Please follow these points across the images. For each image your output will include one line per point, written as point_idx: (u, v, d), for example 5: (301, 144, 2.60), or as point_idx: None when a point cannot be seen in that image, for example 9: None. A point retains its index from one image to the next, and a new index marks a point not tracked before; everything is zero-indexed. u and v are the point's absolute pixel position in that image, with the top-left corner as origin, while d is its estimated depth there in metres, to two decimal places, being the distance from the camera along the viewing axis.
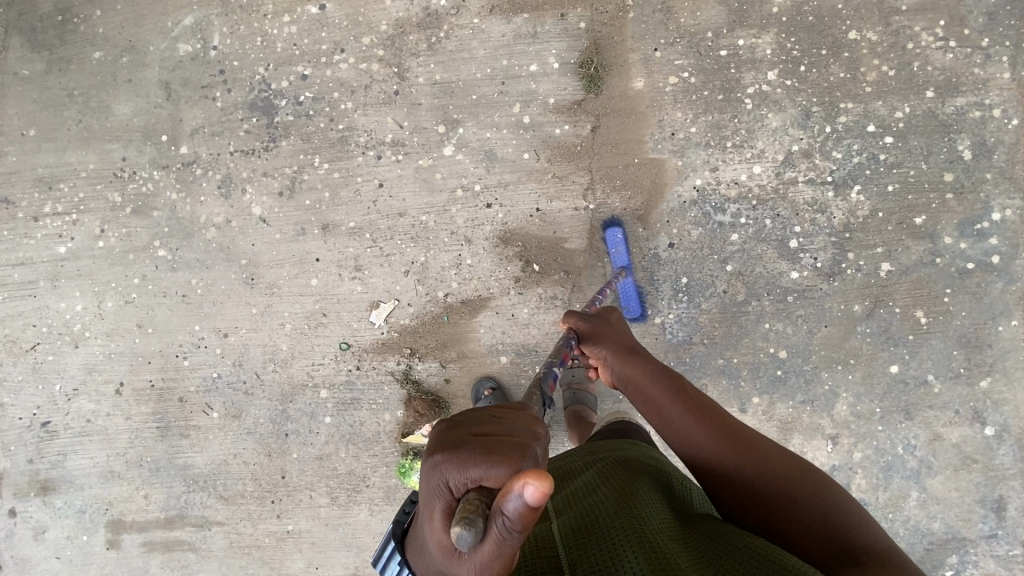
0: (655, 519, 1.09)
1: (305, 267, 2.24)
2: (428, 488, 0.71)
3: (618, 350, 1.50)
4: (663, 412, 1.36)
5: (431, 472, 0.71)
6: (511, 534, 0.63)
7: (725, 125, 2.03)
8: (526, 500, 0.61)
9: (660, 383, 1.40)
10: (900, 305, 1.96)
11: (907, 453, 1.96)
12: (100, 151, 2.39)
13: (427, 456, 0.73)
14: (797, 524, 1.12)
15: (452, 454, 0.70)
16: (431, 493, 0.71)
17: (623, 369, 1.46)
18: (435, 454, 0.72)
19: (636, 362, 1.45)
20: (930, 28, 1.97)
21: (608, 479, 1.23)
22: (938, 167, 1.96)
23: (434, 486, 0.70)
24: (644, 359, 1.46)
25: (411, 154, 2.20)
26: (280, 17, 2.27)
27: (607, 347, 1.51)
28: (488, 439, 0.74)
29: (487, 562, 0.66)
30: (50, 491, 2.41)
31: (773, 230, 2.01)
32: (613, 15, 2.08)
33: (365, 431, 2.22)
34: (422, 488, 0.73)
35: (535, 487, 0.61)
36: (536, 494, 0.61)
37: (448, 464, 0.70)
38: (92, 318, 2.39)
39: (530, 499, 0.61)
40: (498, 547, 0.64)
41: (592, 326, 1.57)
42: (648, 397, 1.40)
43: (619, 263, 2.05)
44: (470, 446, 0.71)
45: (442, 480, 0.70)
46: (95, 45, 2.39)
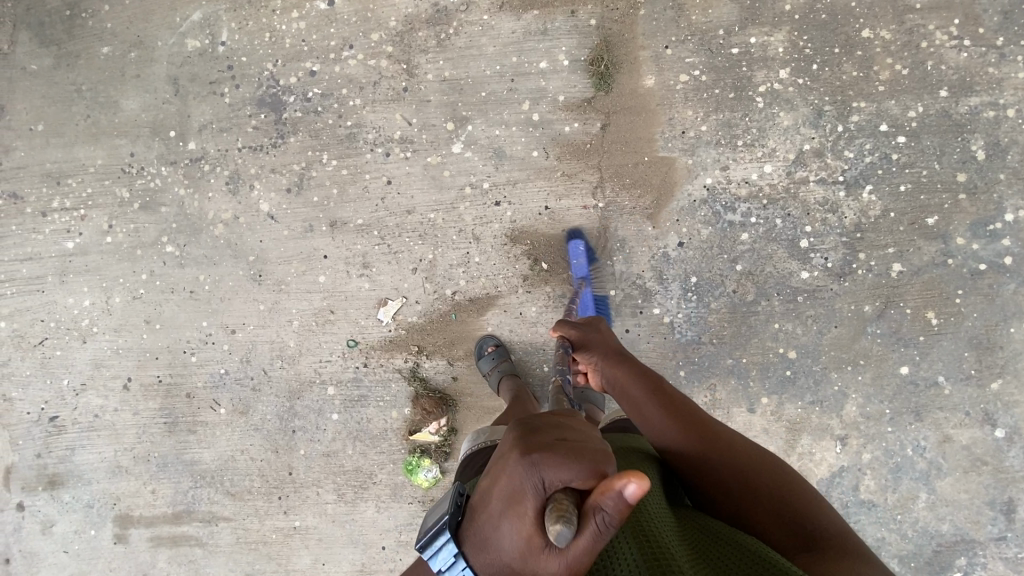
0: (653, 510, 1.08)
1: (312, 264, 2.24)
2: (522, 486, 0.79)
3: (608, 354, 1.53)
4: (645, 413, 1.37)
5: (526, 472, 0.79)
6: (609, 528, 0.70)
7: (736, 124, 2.02)
8: (625, 495, 0.68)
9: (643, 385, 1.42)
10: (911, 306, 1.95)
11: (916, 455, 1.95)
12: (108, 147, 2.38)
13: (521, 458, 0.81)
14: (772, 517, 1.17)
15: (547, 456, 0.78)
16: (524, 490, 0.78)
17: (612, 372, 1.49)
18: (531, 457, 0.80)
19: (622, 365, 1.48)
20: (945, 26, 1.95)
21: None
22: (950, 168, 1.94)
23: (529, 484, 0.78)
24: (630, 361, 1.50)
25: (420, 152, 2.19)
26: (288, 13, 2.26)
27: (598, 351, 1.55)
28: (572, 444, 0.82)
29: (578, 555, 0.73)
30: (58, 485, 2.41)
31: (783, 230, 1.99)
32: (624, 12, 2.07)
33: (372, 429, 2.22)
34: (513, 485, 0.81)
35: (635, 485, 0.69)
36: (636, 491, 0.69)
37: (544, 466, 0.77)
38: (99, 314, 2.39)
39: (629, 496, 0.69)
40: (591, 540, 0.71)
41: (583, 332, 1.61)
42: (631, 397, 1.41)
43: (578, 274, 2.06)
44: (559, 451, 0.79)
45: (537, 480, 0.77)
46: (103, 40, 2.39)
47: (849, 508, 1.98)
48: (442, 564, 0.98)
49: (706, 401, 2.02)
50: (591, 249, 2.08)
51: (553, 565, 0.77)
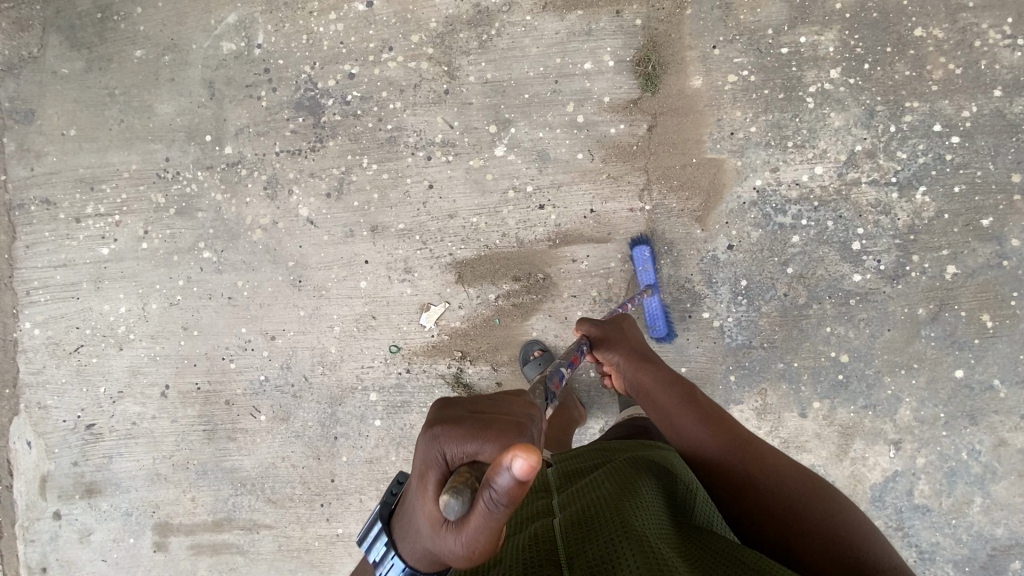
0: (651, 517, 1.06)
1: (354, 269, 2.22)
2: (427, 460, 0.75)
3: (631, 355, 1.57)
4: (674, 419, 1.43)
5: (429, 445, 0.75)
6: (496, 508, 0.62)
7: (786, 125, 1.99)
8: (514, 474, 0.60)
9: (672, 392, 1.47)
10: (966, 309, 1.92)
11: (971, 459, 1.93)
12: (143, 151, 2.36)
13: (428, 430, 0.78)
14: (805, 532, 1.15)
15: (451, 429, 0.75)
16: (426, 464, 0.74)
17: (635, 375, 1.54)
18: (437, 428, 0.76)
19: (649, 369, 1.53)
20: (998, 25, 1.92)
21: (613, 475, 1.22)
22: (1005, 168, 1.91)
23: (432, 456, 0.74)
24: (655, 366, 1.54)
25: (462, 155, 2.16)
26: (326, 14, 2.23)
27: (620, 351, 1.59)
28: (487, 421, 0.76)
29: (475, 539, 0.66)
30: (95, 494, 2.40)
31: (835, 232, 1.97)
32: (670, 12, 2.04)
33: (416, 435, 2.20)
34: (419, 461, 0.77)
35: (525, 461, 0.59)
36: (525, 469, 0.59)
37: (446, 437, 0.74)
38: (136, 320, 2.37)
39: (520, 473, 0.60)
40: (483, 524, 0.65)
41: (605, 330, 1.65)
42: (660, 402, 1.47)
43: (646, 281, 2.02)
44: (467, 423, 0.75)
45: (440, 451, 0.74)
46: (136, 43, 2.36)
47: (903, 513, 1.96)
48: (377, 556, 0.95)
49: (757, 405, 2.01)
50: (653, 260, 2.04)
51: (456, 549, 0.70)
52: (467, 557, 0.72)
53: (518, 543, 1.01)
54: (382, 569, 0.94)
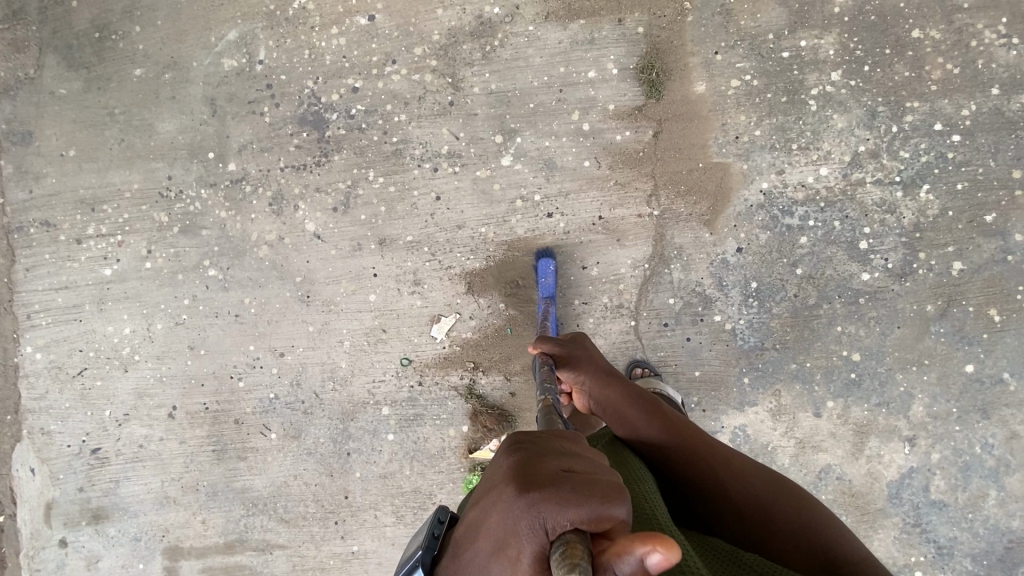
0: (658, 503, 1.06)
1: (362, 282, 2.21)
2: (518, 526, 0.65)
3: (597, 374, 1.41)
4: (641, 433, 1.31)
5: (523, 511, 0.65)
6: None
7: (790, 127, 2.01)
8: (646, 563, 0.57)
9: (637, 406, 1.35)
10: (973, 304, 1.95)
11: (985, 453, 1.94)
12: (145, 171, 2.34)
13: (517, 493, 0.67)
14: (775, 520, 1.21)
15: (550, 494, 0.65)
16: (519, 532, 0.65)
17: (601, 393, 1.38)
18: (531, 492, 0.66)
19: (615, 386, 1.38)
20: (993, 25, 1.96)
21: (617, 455, 1.22)
22: (1005, 165, 1.95)
23: (526, 525, 0.65)
24: (622, 381, 1.41)
25: (468, 166, 2.17)
26: (328, 29, 2.23)
27: (587, 370, 1.41)
28: (583, 480, 0.68)
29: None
30: (102, 519, 2.36)
31: (842, 232, 1.99)
32: (671, 19, 2.06)
33: (429, 448, 2.18)
34: (503, 526, 0.67)
35: (658, 554, 0.57)
36: (659, 562, 0.57)
37: (546, 508, 0.64)
38: (141, 341, 2.34)
39: (650, 564, 0.58)
40: None
41: (568, 349, 1.46)
42: (625, 418, 1.33)
43: (544, 293, 2.04)
44: (567, 486, 0.66)
45: (539, 522, 0.64)
46: (135, 62, 2.34)
47: (920, 509, 1.97)
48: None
49: (771, 407, 2.02)
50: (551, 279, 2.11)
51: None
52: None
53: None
54: None
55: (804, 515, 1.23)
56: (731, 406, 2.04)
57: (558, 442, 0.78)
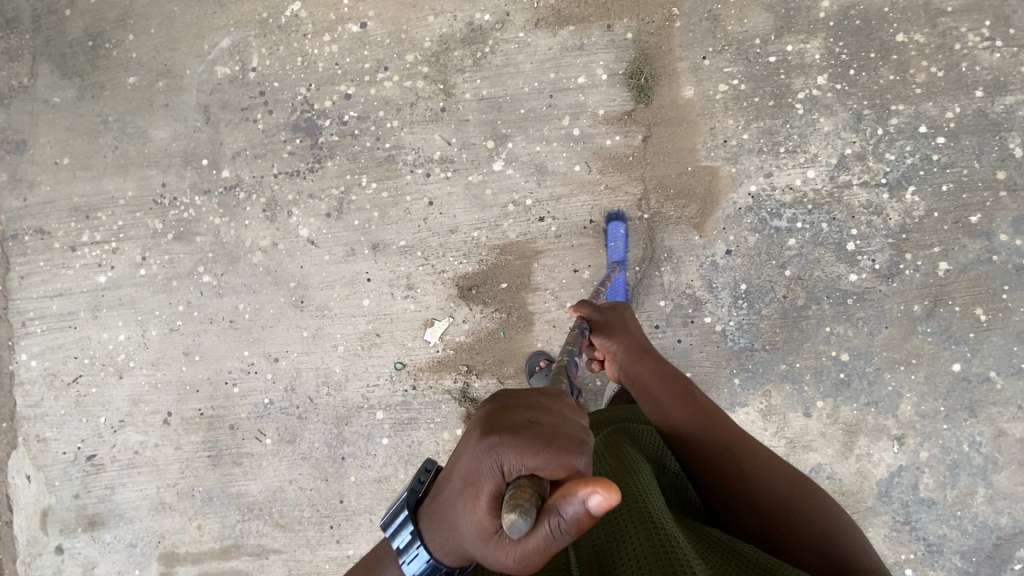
0: (652, 493, 1.09)
1: (356, 287, 2.22)
2: (479, 467, 0.68)
3: (631, 347, 1.51)
4: (668, 413, 1.39)
5: (483, 452, 0.68)
6: (562, 537, 0.58)
7: (778, 131, 2.04)
8: (588, 507, 0.57)
9: (668, 386, 1.44)
10: (960, 304, 1.97)
11: (973, 450, 1.97)
12: (139, 178, 2.35)
13: (481, 436, 0.69)
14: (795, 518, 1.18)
15: (509, 437, 0.66)
16: (480, 473, 0.68)
17: (633, 365, 1.48)
18: (492, 436, 0.68)
19: (648, 362, 1.48)
20: (976, 28, 1.99)
21: (613, 449, 1.24)
22: (990, 166, 1.97)
23: (486, 466, 0.67)
24: (655, 358, 1.49)
25: (461, 171, 2.19)
26: (320, 36, 2.25)
27: (620, 341, 1.52)
28: (549, 431, 0.68)
29: (530, 562, 0.63)
30: (98, 526, 2.36)
31: (830, 234, 2.02)
32: (660, 24, 2.09)
33: (424, 451, 2.19)
34: (469, 467, 0.70)
35: (601, 496, 0.56)
36: (601, 505, 0.56)
37: (503, 449, 0.66)
38: (136, 348, 2.35)
39: (594, 508, 0.57)
40: (544, 547, 0.60)
41: (606, 317, 1.57)
42: (654, 396, 1.43)
43: (614, 258, 2.05)
44: (529, 433, 0.67)
45: (497, 464, 0.66)
46: (129, 70, 2.36)
47: (910, 507, 1.99)
48: (401, 545, 0.85)
49: (761, 407, 2.04)
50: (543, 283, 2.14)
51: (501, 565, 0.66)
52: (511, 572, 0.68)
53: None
54: (406, 559, 0.84)
55: (829, 519, 1.19)
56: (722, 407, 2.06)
57: (538, 397, 0.78)
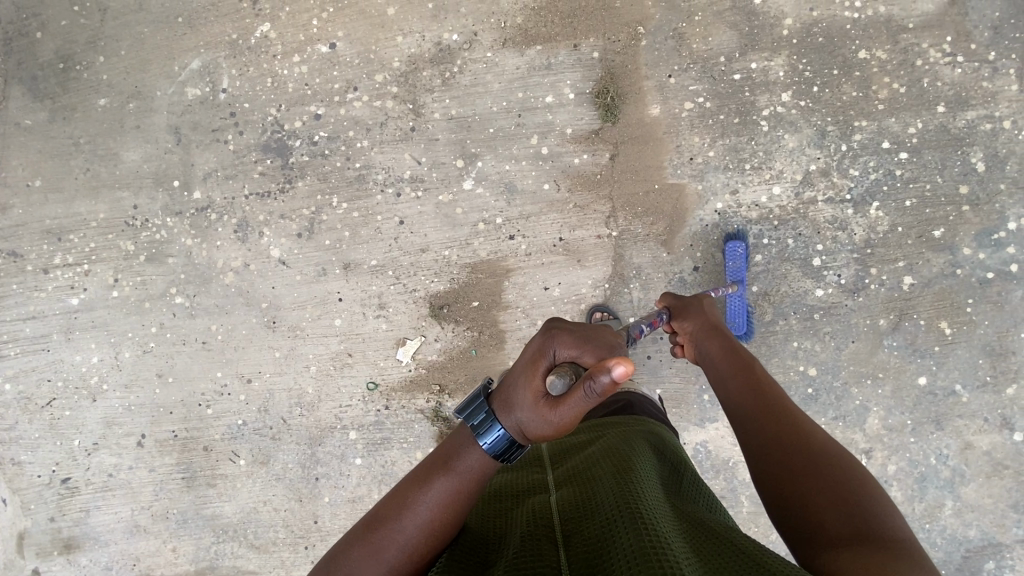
0: (649, 494, 1.07)
1: (327, 307, 2.23)
2: (543, 353, 1.12)
3: (702, 326, 1.63)
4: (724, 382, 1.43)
5: (548, 344, 1.12)
6: (589, 392, 0.96)
7: (743, 148, 2.05)
8: (612, 375, 0.92)
9: (728, 359, 1.49)
10: (925, 318, 1.99)
11: (940, 463, 1.98)
12: (111, 200, 2.35)
13: (546, 335, 1.14)
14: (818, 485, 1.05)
15: (565, 337, 1.12)
16: (541, 356, 1.12)
17: (704, 342, 1.59)
18: (553, 335, 1.13)
19: (716, 338, 1.57)
20: (938, 44, 2.00)
21: (610, 453, 1.24)
22: (953, 180, 1.99)
23: (548, 351, 1.11)
24: (724, 337, 1.56)
25: (431, 190, 2.19)
26: (289, 57, 2.26)
27: (693, 321, 1.66)
28: (590, 340, 1.13)
29: (565, 412, 1.02)
30: (74, 549, 2.35)
31: (796, 250, 2.03)
32: (625, 44, 2.10)
33: (397, 471, 2.20)
34: (532, 354, 1.14)
35: (622, 368, 0.91)
36: (622, 375, 0.90)
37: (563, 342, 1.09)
38: (108, 370, 2.34)
39: (616, 377, 0.92)
40: (576, 400, 1.00)
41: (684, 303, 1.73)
42: (719, 370, 1.47)
43: (735, 276, 2.00)
44: (577, 338, 1.12)
45: (554, 350, 1.11)
46: (99, 92, 2.36)
47: None
48: (476, 423, 1.13)
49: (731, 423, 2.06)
50: (515, 301, 2.15)
51: (544, 421, 1.06)
52: (548, 432, 1.07)
53: (516, 517, 1.10)
54: (479, 432, 1.12)
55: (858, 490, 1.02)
56: (692, 422, 2.08)
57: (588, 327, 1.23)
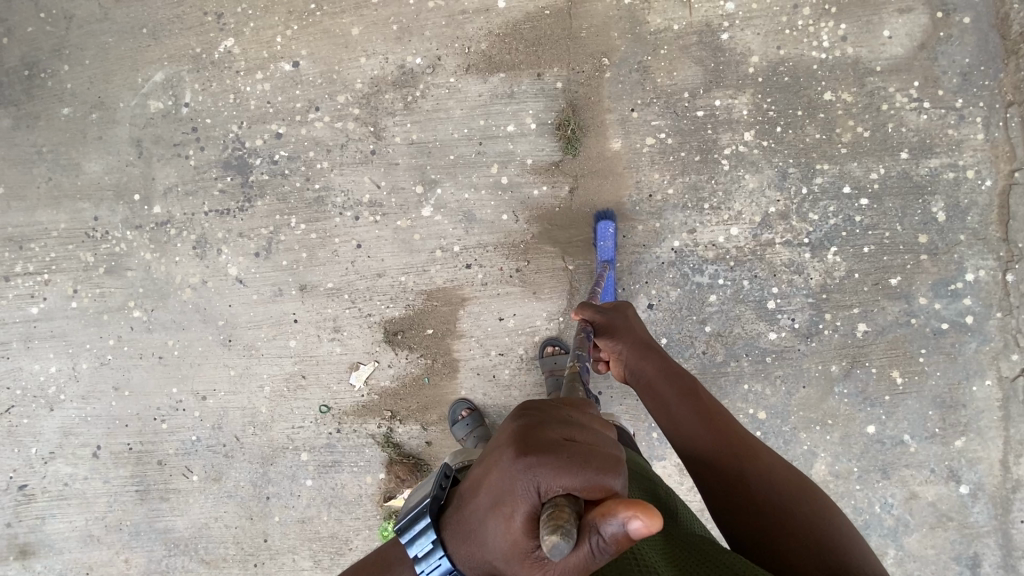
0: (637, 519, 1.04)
1: (283, 328, 2.22)
2: (513, 486, 0.64)
3: (635, 345, 1.40)
4: (667, 405, 1.31)
5: (518, 473, 0.64)
6: (602, 554, 0.58)
7: (702, 186, 2.03)
8: (628, 528, 0.56)
9: (669, 380, 1.34)
10: (877, 366, 1.98)
11: (884, 512, 1.98)
12: (71, 211, 2.33)
13: (515, 455, 0.65)
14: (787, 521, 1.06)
15: (546, 458, 0.63)
16: (513, 492, 0.64)
17: (635, 369, 1.38)
18: (527, 455, 0.64)
19: (653, 358, 1.38)
20: (905, 88, 1.96)
21: None
22: (912, 229, 1.96)
23: (520, 487, 0.63)
24: (661, 358, 1.39)
25: (389, 215, 2.18)
26: (252, 74, 2.23)
27: (625, 340, 1.41)
28: (578, 445, 0.66)
29: (567, 574, 0.62)
30: (28, 555, 2.37)
31: (751, 291, 2.02)
32: (589, 75, 2.07)
33: (347, 494, 2.21)
34: (500, 484, 0.67)
35: (641, 520, 0.56)
36: (641, 529, 0.56)
37: (541, 467, 0.62)
38: (67, 380, 2.35)
39: (633, 529, 0.56)
40: (583, 561, 0.59)
41: (609, 318, 1.46)
42: (659, 395, 1.33)
43: (604, 257, 2.00)
44: (563, 450, 0.64)
45: (531, 484, 0.63)
46: (63, 100, 2.33)
47: None
48: (420, 553, 0.85)
49: (678, 462, 2.09)
50: (471, 330, 2.14)
51: None
52: None
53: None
54: (423, 566, 0.85)
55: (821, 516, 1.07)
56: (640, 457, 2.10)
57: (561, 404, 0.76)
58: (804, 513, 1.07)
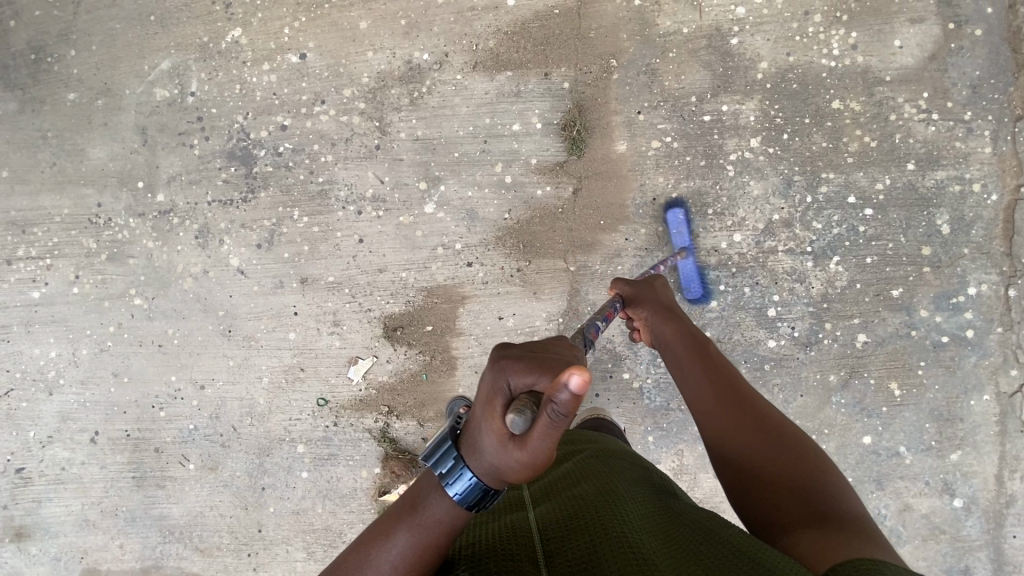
0: (636, 512, 1.07)
1: (283, 320, 2.23)
2: (492, 387, 0.82)
3: (658, 311, 1.55)
4: (684, 368, 1.43)
5: (495, 376, 0.82)
6: (559, 421, 0.69)
7: (707, 192, 2.02)
8: (572, 391, 0.66)
9: (687, 344, 1.46)
10: (875, 377, 1.97)
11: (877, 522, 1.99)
12: (75, 196, 2.33)
13: (492, 363, 0.85)
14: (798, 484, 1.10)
15: (514, 362, 0.82)
16: (492, 392, 0.82)
17: (656, 332, 1.53)
18: (499, 360, 0.83)
19: (674, 321, 1.52)
20: (914, 99, 1.95)
21: (588, 473, 1.23)
22: (916, 241, 1.95)
23: (496, 385, 0.81)
24: (681, 322, 1.52)
25: (392, 211, 2.17)
26: (259, 65, 2.23)
27: (648, 307, 1.57)
28: (541, 355, 0.84)
29: (537, 454, 0.74)
30: (24, 538, 2.38)
31: (751, 298, 2.01)
32: (596, 76, 2.06)
33: (341, 487, 2.21)
34: (482, 390, 0.84)
35: (581, 380, 0.66)
36: (580, 387, 0.66)
37: (510, 368, 0.81)
38: (66, 365, 2.35)
39: (575, 391, 0.66)
40: (546, 435, 0.72)
41: (637, 290, 1.61)
42: (677, 358, 1.46)
43: (680, 243, 2.02)
44: (527, 358, 0.82)
45: (504, 382, 0.81)
46: (69, 86, 2.33)
47: None
48: (444, 471, 0.90)
49: (673, 465, 2.10)
50: (470, 328, 2.14)
51: (519, 464, 0.79)
52: (528, 473, 0.81)
53: (492, 532, 1.03)
54: (449, 483, 0.90)
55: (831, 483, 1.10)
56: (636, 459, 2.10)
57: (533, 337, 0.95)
58: (812, 474, 1.11)
